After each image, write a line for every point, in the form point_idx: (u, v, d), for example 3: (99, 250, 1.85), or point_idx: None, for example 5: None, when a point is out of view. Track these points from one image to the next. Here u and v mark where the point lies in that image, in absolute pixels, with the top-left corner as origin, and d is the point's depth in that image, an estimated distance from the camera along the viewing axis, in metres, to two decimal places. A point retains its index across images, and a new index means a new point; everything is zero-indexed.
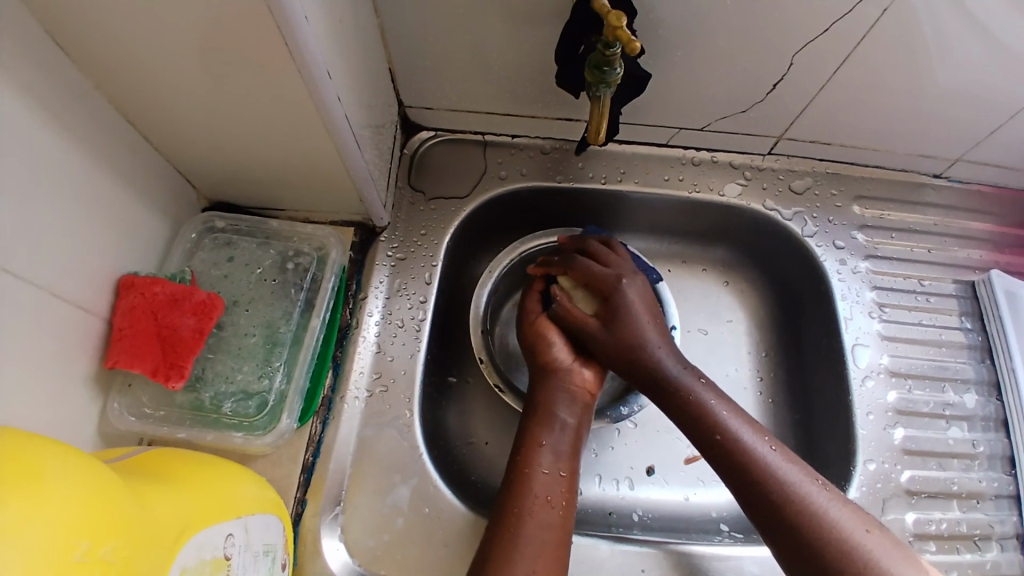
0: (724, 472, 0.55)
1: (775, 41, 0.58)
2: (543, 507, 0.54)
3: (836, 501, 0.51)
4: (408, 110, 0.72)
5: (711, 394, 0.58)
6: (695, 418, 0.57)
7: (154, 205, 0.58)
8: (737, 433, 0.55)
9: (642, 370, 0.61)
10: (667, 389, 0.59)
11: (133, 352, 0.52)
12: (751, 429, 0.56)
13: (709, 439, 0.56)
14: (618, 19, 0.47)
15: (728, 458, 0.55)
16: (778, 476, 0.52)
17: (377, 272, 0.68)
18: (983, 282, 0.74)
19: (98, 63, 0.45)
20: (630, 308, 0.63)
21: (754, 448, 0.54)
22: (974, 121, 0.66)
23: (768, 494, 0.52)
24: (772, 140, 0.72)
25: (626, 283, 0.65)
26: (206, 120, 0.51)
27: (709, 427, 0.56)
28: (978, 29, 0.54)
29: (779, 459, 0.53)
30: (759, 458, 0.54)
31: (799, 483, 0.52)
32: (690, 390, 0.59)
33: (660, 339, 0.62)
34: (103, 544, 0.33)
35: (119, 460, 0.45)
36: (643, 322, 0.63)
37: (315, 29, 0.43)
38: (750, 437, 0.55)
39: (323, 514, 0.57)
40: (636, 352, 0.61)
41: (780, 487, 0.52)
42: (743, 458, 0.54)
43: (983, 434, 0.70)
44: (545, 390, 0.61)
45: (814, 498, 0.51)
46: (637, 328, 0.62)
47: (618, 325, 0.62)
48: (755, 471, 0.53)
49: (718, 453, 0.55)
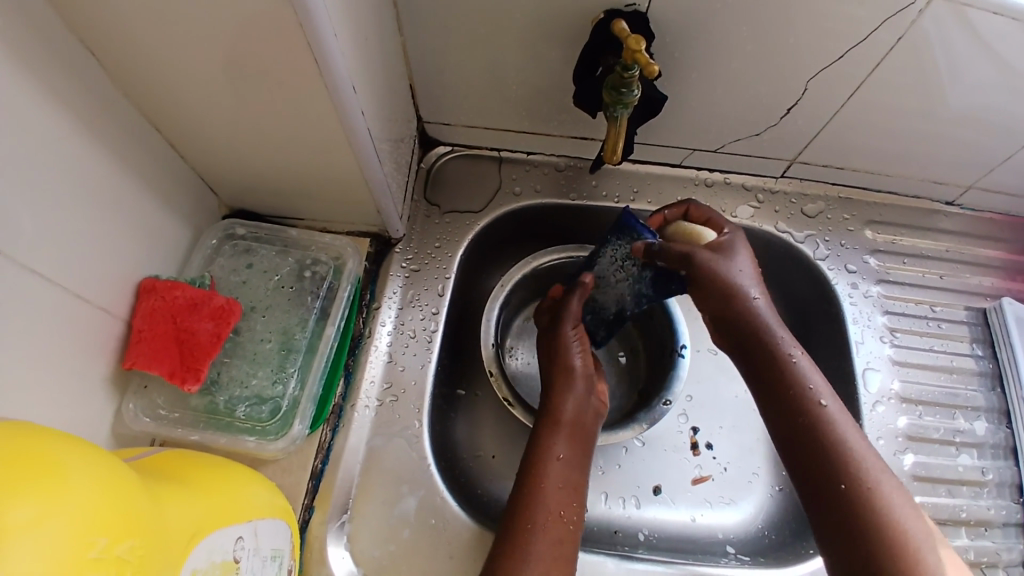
0: (798, 437, 0.56)
1: (790, 66, 0.59)
2: (555, 523, 0.54)
3: (897, 489, 0.53)
4: (426, 125, 0.73)
5: (808, 365, 0.59)
6: (786, 382, 0.58)
7: (176, 211, 0.59)
8: (828, 408, 0.56)
9: (742, 321, 0.60)
10: (764, 347, 0.59)
11: (151, 355, 0.53)
12: (840, 408, 0.57)
13: (797, 408, 0.56)
14: (637, 42, 0.49)
15: (811, 425, 0.55)
16: (853, 453, 0.54)
17: (390, 283, 0.69)
18: (995, 310, 0.74)
19: (131, 74, 0.47)
20: (737, 251, 0.62)
21: (840, 424, 0.55)
22: (987, 148, 0.66)
23: (839, 464, 0.53)
24: (785, 164, 0.73)
25: (730, 234, 0.65)
26: (231, 131, 0.53)
27: (802, 391, 0.57)
28: (995, 58, 0.55)
29: (858, 440, 0.55)
30: (840, 434, 0.55)
31: (870, 463, 0.53)
32: (786, 355, 0.59)
33: (762, 292, 0.61)
34: (120, 541, 0.34)
35: (137, 460, 0.46)
36: (752, 272, 0.62)
37: (343, 43, 0.45)
38: (839, 413, 0.56)
39: (329, 523, 0.57)
40: (742, 299, 0.60)
41: (852, 463, 0.53)
42: (828, 432, 0.55)
43: (993, 462, 0.69)
44: (560, 398, 0.61)
45: (881, 480, 0.53)
46: (743, 270, 0.61)
47: (727, 264, 0.61)
48: (832, 444, 0.54)
49: (798, 418, 0.56)
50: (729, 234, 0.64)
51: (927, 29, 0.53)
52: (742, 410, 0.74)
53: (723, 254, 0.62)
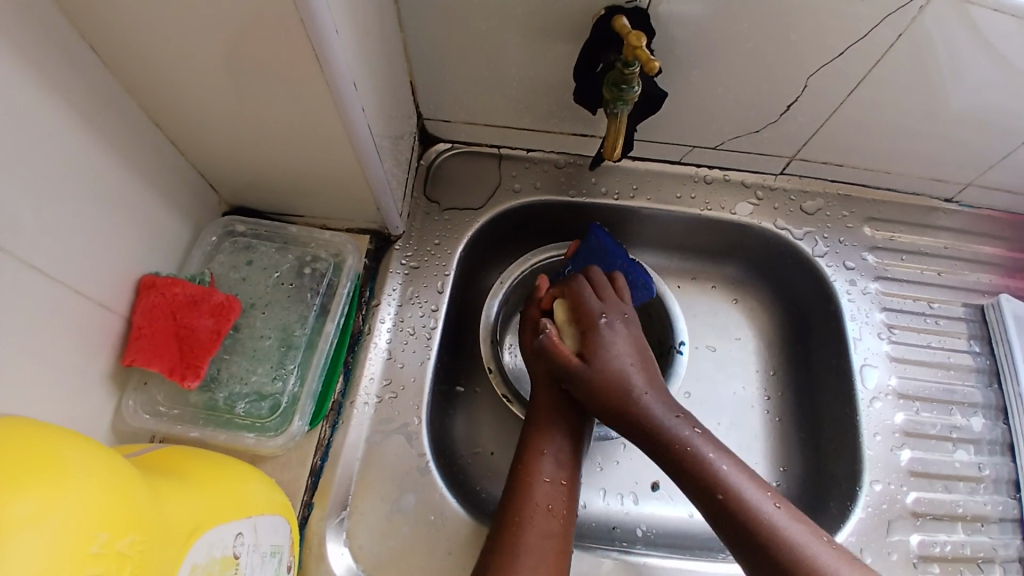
0: (727, 533, 0.52)
1: (790, 63, 0.59)
2: (543, 516, 0.55)
3: (845, 561, 0.49)
4: (426, 122, 0.73)
5: (710, 447, 0.55)
6: (695, 476, 0.54)
7: (176, 207, 0.59)
8: (742, 492, 0.52)
9: (630, 422, 0.57)
10: (662, 441, 0.56)
11: (151, 351, 0.53)
12: (754, 486, 0.53)
13: (707, 497, 0.53)
14: (637, 38, 0.49)
15: (730, 518, 0.51)
16: (786, 538, 0.49)
17: (390, 280, 0.69)
18: (992, 306, 0.74)
19: (131, 69, 0.47)
20: (610, 346, 0.61)
21: (760, 508, 0.51)
22: (986, 146, 0.66)
23: (778, 559, 0.49)
24: (785, 161, 0.73)
25: (607, 322, 0.63)
26: (231, 127, 0.53)
27: (711, 484, 0.53)
28: (995, 56, 0.55)
29: (785, 518, 0.51)
30: (764, 519, 0.51)
31: (804, 543, 0.49)
32: (686, 444, 0.55)
33: (645, 383, 0.59)
34: (122, 536, 0.34)
35: (137, 456, 0.46)
36: (628, 365, 0.60)
37: (343, 40, 0.45)
38: (754, 493, 0.52)
39: (329, 519, 0.58)
40: (624, 400, 0.57)
41: (783, 546, 0.49)
42: (744, 516, 0.51)
43: (989, 458, 0.69)
44: (544, 400, 0.62)
45: (823, 560, 0.48)
46: (617, 366, 0.59)
47: (600, 368, 0.59)
48: (760, 533, 0.50)
49: (719, 513, 0.52)
50: (601, 325, 0.62)
51: (928, 25, 0.53)
52: (740, 407, 0.75)
53: (594, 357, 0.60)
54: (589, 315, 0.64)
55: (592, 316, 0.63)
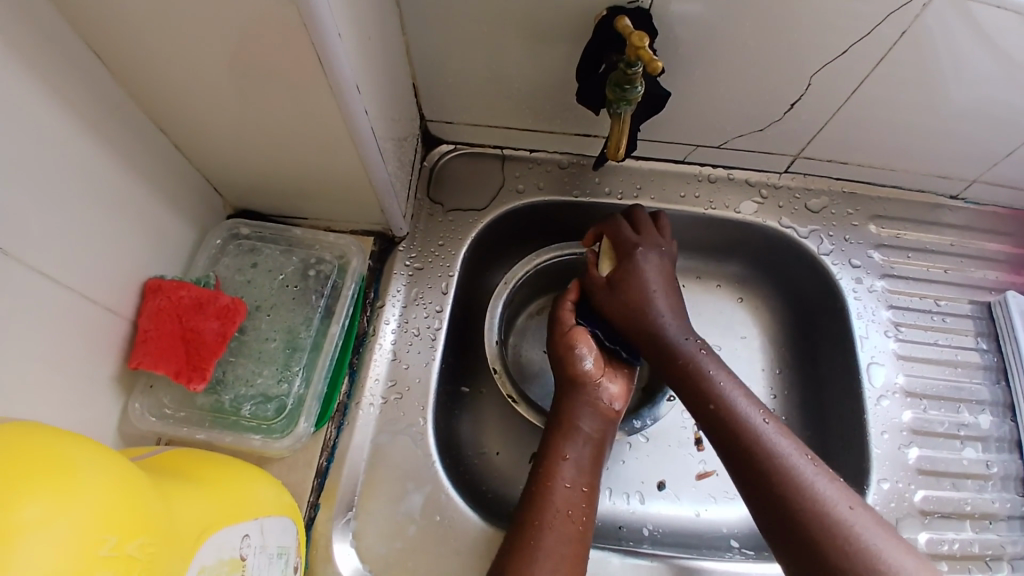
0: (715, 439, 0.56)
1: (793, 62, 0.59)
2: (563, 521, 0.54)
3: (824, 476, 0.51)
4: (429, 123, 0.73)
5: (711, 364, 0.59)
6: (692, 386, 0.58)
7: (181, 211, 0.59)
8: (732, 403, 0.56)
9: (645, 335, 0.63)
10: (668, 352, 0.61)
11: (158, 354, 0.53)
12: (746, 400, 0.56)
13: (701, 404, 0.57)
14: (640, 39, 0.49)
15: (720, 424, 0.55)
16: (769, 447, 0.53)
17: (394, 281, 0.69)
18: (999, 303, 0.74)
19: (135, 74, 0.47)
20: (641, 275, 0.64)
21: (746, 418, 0.55)
22: (992, 142, 0.66)
23: (757, 462, 0.52)
24: (788, 159, 0.73)
25: (642, 253, 0.65)
26: (234, 130, 0.53)
27: (705, 394, 0.57)
28: (1002, 51, 0.55)
29: (771, 430, 0.54)
30: (750, 428, 0.54)
31: (783, 452, 0.52)
32: (689, 358, 0.60)
33: (668, 307, 0.63)
34: (131, 539, 0.34)
35: (144, 459, 0.46)
36: (653, 291, 0.64)
37: (346, 43, 0.45)
38: (744, 406, 0.56)
39: (335, 520, 0.58)
40: (641, 317, 0.63)
41: (765, 455, 0.52)
42: (731, 423, 0.55)
43: (998, 455, 0.69)
44: (569, 403, 0.61)
45: (800, 470, 0.51)
46: (643, 290, 0.64)
47: (625, 290, 0.64)
48: (743, 438, 0.54)
49: (710, 421, 0.56)
50: (637, 254, 0.65)
51: (933, 21, 0.53)
52: None
53: (622, 281, 0.65)
54: (624, 246, 0.66)
55: (627, 248, 0.65)
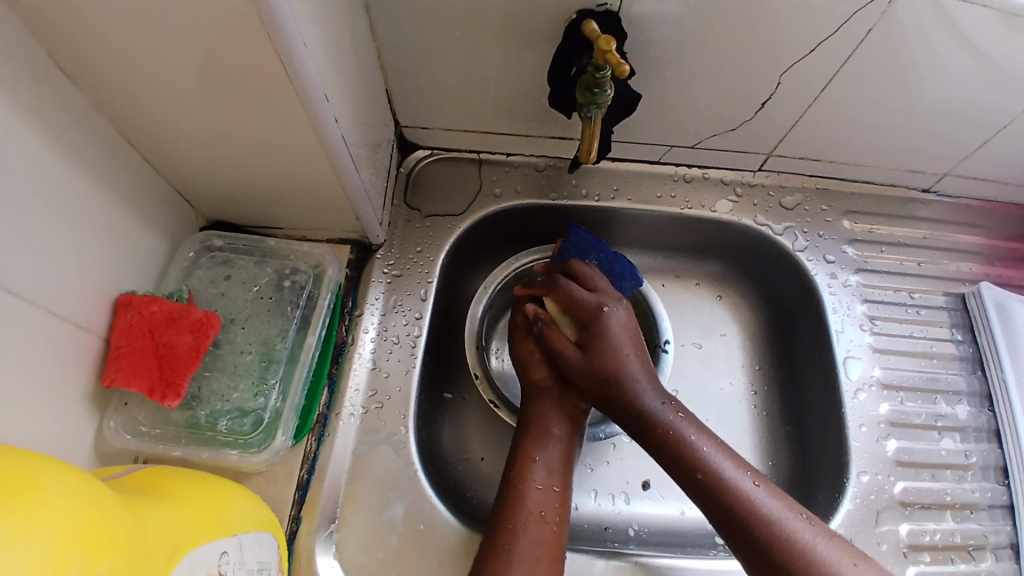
0: (708, 510, 0.54)
1: (763, 61, 0.59)
2: (536, 522, 0.54)
3: (822, 536, 0.51)
4: (404, 129, 0.73)
5: (692, 429, 0.58)
6: (677, 457, 0.57)
7: (152, 224, 0.59)
8: (721, 470, 0.55)
9: (620, 404, 0.60)
10: (647, 422, 0.59)
11: (130, 370, 0.53)
12: (732, 462, 0.56)
13: (689, 475, 0.56)
14: (608, 43, 0.49)
15: (711, 495, 0.54)
16: (763, 512, 0.52)
17: (372, 289, 0.68)
18: (973, 294, 0.75)
19: (100, 86, 0.47)
20: (610, 337, 0.62)
21: (737, 485, 0.54)
22: (961, 136, 0.67)
23: (756, 532, 0.51)
24: (762, 157, 0.74)
25: (607, 311, 0.64)
26: (203, 140, 0.52)
27: (691, 464, 0.56)
28: (966, 47, 0.56)
29: (763, 494, 0.53)
30: (743, 495, 0.53)
31: (781, 517, 0.52)
32: (670, 427, 0.58)
33: (641, 371, 0.61)
34: (100, 560, 0.33)
35: (117, 478, 0.46)
36: (624, 353, 0.62)
37: (313, 51, 0.44)
38: (733, 472, 0.55)
39: (317, 532, 0.57)
40: (616, 388, 0.60)
41: (762, 522, 0.51)
42: (724, 492, 0.54)
43: (976, 445, 0.70)
44: (539, 407, 0.62)
45: (799, 533, 0.51)
46: (615, 356, 0.61)
47: (597, 357, 0.61)
48: (738, 507, 0.53)
49: (700, 491, 0.55)
50: (602, 314, 0.64)
51: (897, 19, 0.54)
52: (727, 403, 0.76)
53: (592, 348, 0.62)
54: (587, 305, 0.65)
55: (592, 311, 0.64)
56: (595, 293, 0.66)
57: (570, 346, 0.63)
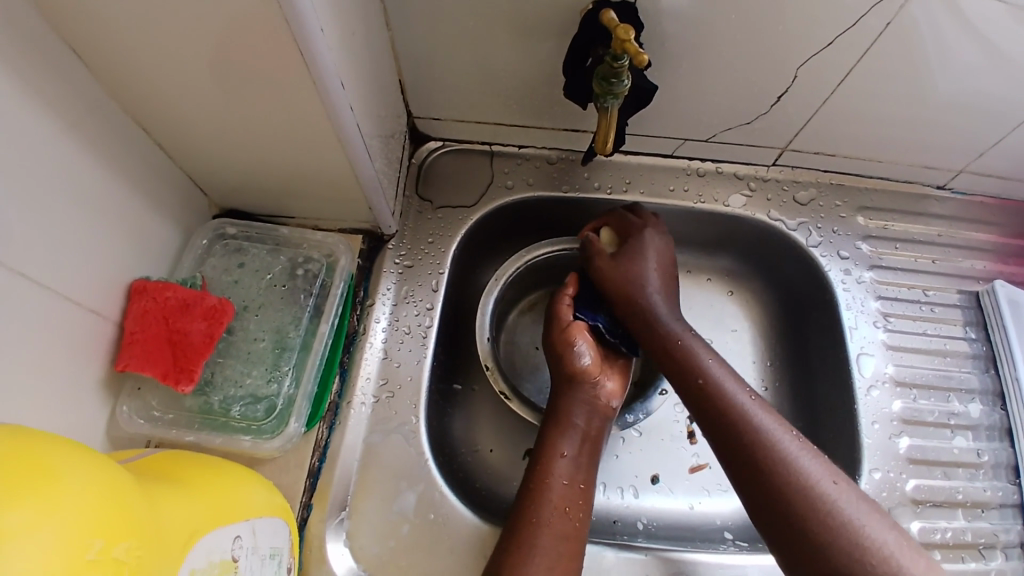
0: (701, 415, 0.56)
1: (778, 54, 0.59)
2: (561, 517, 0.54)
3: (807, 451, 0.51)
4: (417, 120, 0.73)
5: (698, 344, 0.60)
6: (681, 364, 0.59)
7: (165, 212, 0.59)
8: (719, 381, 0.56)
9: (636, 313, 0.64)
10: (659, 333, 0.62)
11: (144, 356, 0.53)
12: (732, 379, 0.57)
13: (688, 382, 0.58)
14: (626, 32, 0.48)
15: (705, 401, 0.56)
16: (752, 421, 0.53)
17: (384, 279, 0.68)
18: (987, 292, 0.74)
19: (115, 73, 0.47)
20: (644, 254, 0.65)
21: (732, 396, 0.55)
22: (977, 132, 0.66)
23: (741, 437, 0.53)
24: (776, 152, 0.73)
25: (649, 233, 0.67)
26: (218, 129, 0.52)
27: (693, 370, 0.58)
28: (985, 41, 0.55)
29: (756, 408, 0.54)
30: (735, 404, 0.55)
31: (769, 428, 0.53)
32: (678, 338, 0.61)
33: (659, 288, 0.65)
34: (117, 543, 0.34)
35: (131, 463, 0.46)
36: (650, 268, 0.65)
37: (329, 39, 0.44)
38: (731, 385, 0.56)
39: (328, 520, 0.57)
40: (636, 294, 0.64)
41: (749, 430, 0.53)
42: (717, 399, 0.55)
43: (988, 444, 0.69)
44: (567, 398, 0.61)
45: (783, 444, 0.51)
46: (642, 271, 0.65)
47: (626, 262, 0.65)
48: (729, 413, 0.54)
49: (696, 396, 0.57)
50: (644, 233, 0.66)
51: (915, 12, 0.53)
52: None
53: (627, 254, 0.66)
54: (632, 224, 0.67)
55: (634, 230, 0.67)
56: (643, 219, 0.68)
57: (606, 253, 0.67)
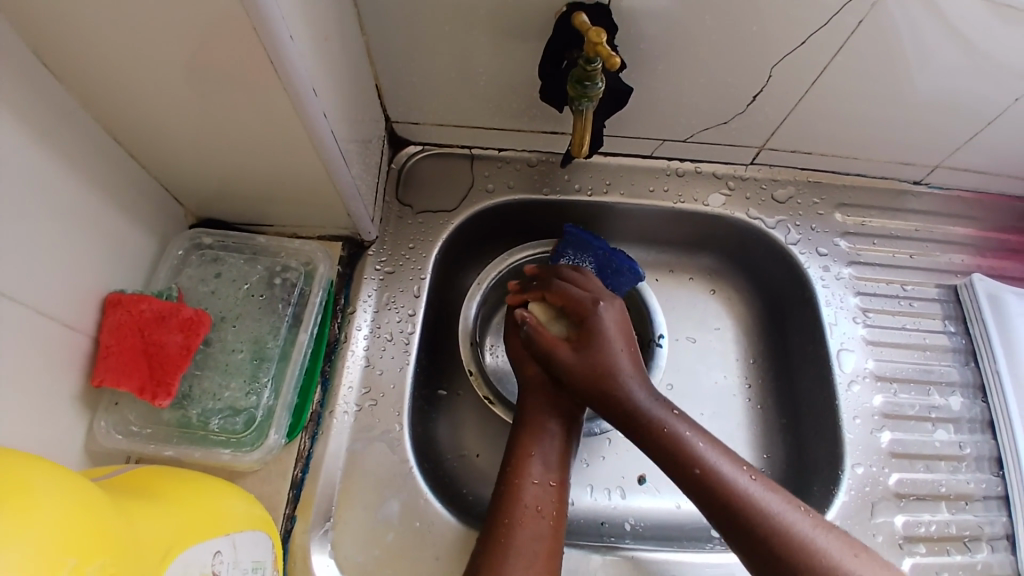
0: (707, 508, 0.54)
1: (754, 54, 0.59)
2: (534, 517, 0.54)
3: (821, 528, 0.50)
4: (395, 125, 0.72)
5: (685, 425, 0.57)
6: (674, 454, 0.56)
7: (140, 222, 0.58)
8: (717, 466, 0.54)
9: (611, 402, 0.59)
10: (642, 421, 0.58)
11: (119, 370, 0.52)
12: (727, 460, 0.55)
13: (686, 473, 0.55)
14: (597, 35, 0.48)
15: (708, 493, 0.53)
16: (763, 508, 0.51)
17: (365, 286, 0.68)
18: (966, 286, 0.75)
19: (85, 83, 0.46)
20: (605, 331, 0.62)
21: (736, 481, 0.53)
22: (952, 128, 0.67)
23: (756, 528, 0.51)
24: (755, 150, 0.74)
25: (603, 307, 0.64)
26: (191, 137, 0.52)
27: (688, 460, 0.55)
28: (958, 36, 0.56)
29: (759, 488, 0.53)
30: (741, 490, 0.52)
31: (781, 512, 0.51)
32: (663, 424, 0.57)
33: (634, 371, 0.60)
34: (90, 561, 0.33)
35: (107, 478, 0.45)
36: (618, 350, 0.61)
37: (300, 45, 0.44)
38: (729, 468, 0.54)
39: (312, 531, 0.57)
40: (610, 383, 0.59)
41: (762, 519, 0.51)
42: (721, 488, 0.53)
43: (969, 436, 0.70)
44: (532, 402, 0.62)
45: (798, 527, 0.50)
46: (612, 359, 0.60)
47: (591, 354, 0.60)
48: (736, 501, 0.52)
49: (698, 488, 0.54)
50: (598, 309, 0.63)
51: (888, 10, 0.54)
52: (722, 397, 0.76)
53: (588, 342, 0.61)
54: (582, 302, 0.64)
55: (588, 307, 0.64)
56: (589, 290, 0.66)
57: (564, 347, 0.62)
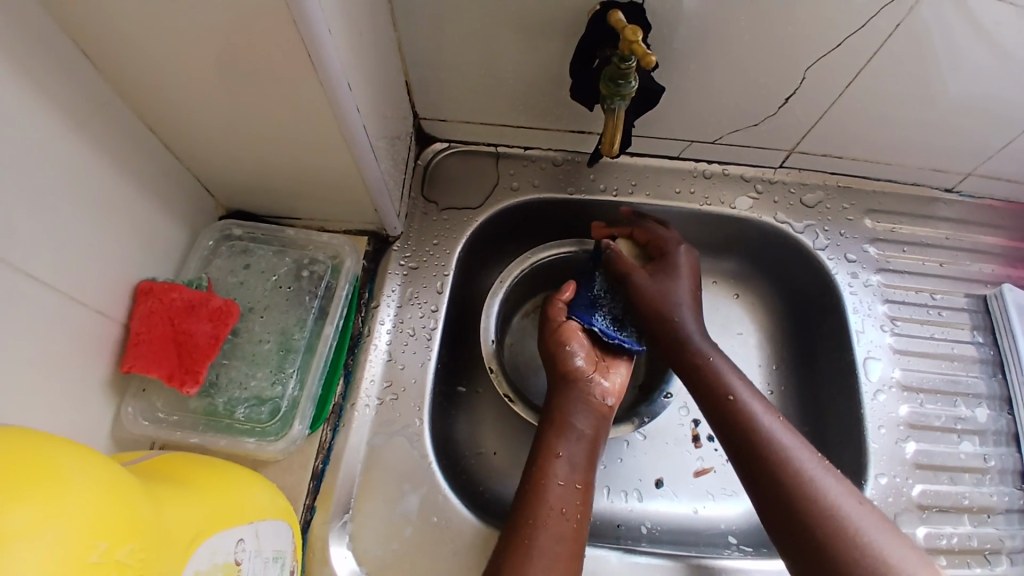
0: (725, 435, 0.57)
1: (787, 56, 0.58)
2: (557, 518, 0.54)
3: (830, 476, 0.51)
4: (423, 121, 0.73)
5: (724, 362, 0.61)
6: (706, 383, 0.59)
7: (172, 212, 0.59)
8: (744, 401, 0.57)
9: (663, 328, 0.63)
10: (685, 350, 0.62)
11: (150, 357, 0.53)
12: (757, 399, 0.57)
13: (712, 401, 0.58)
14: (633, 33, 0.48)
15: (729, 421, 0.57)
16: (776, 444, 0.54)
17: (389, 281, 0.68)
18: (995, 296, 0.74)
19: (123, 74, 0.47)
20: (678, 269, 0.66)
21: (758, 416, 0.56)
22: (988, 135, 0.66)
23: (764, 458, 0.53)
24: (784, 154, 0.73)
25: (684, 249, 0.68)
26: (224, 130, 0.52)
27: (718, 389, 0.58)
28: (997, 42, 0.55)
29: (779, 428, 0.55)
30: (759, 425, 0.55)
31: (794, 451, 0.53)
32: (703, 354, 0.61)
33: (691, 307, 0.65)
34: (121, 545, 0.33)
35: (136, 464, 0.46)
36: (684, 286, 0.66)
37: (336, 39, 0.44)
38: (756, 406, 0.56)
39: (332, 522, 0.57)
40: (667, 309, 0.64)
41: (774, 453, 0.53)
42: (741, 419, 0.56)
43: (995, 449, 0.69)
44: (564, 399, 0.61)
45: (805, 466, 0.52)
46: (677, 290, 0.65)
47: (661, 283, 0.65)
48: (754, 433, 0.55)
49: (721, 414, 0.57)
50: (678, 250, 0.67)
51: (924, 16, 0.53)
52: None
53: (661, 274, 0.66)
54: (666, 241, 0.68)
55: (669, 244, 0.68)
56: (673, 232, 0.69)
57: (643, 272, 0.66)
